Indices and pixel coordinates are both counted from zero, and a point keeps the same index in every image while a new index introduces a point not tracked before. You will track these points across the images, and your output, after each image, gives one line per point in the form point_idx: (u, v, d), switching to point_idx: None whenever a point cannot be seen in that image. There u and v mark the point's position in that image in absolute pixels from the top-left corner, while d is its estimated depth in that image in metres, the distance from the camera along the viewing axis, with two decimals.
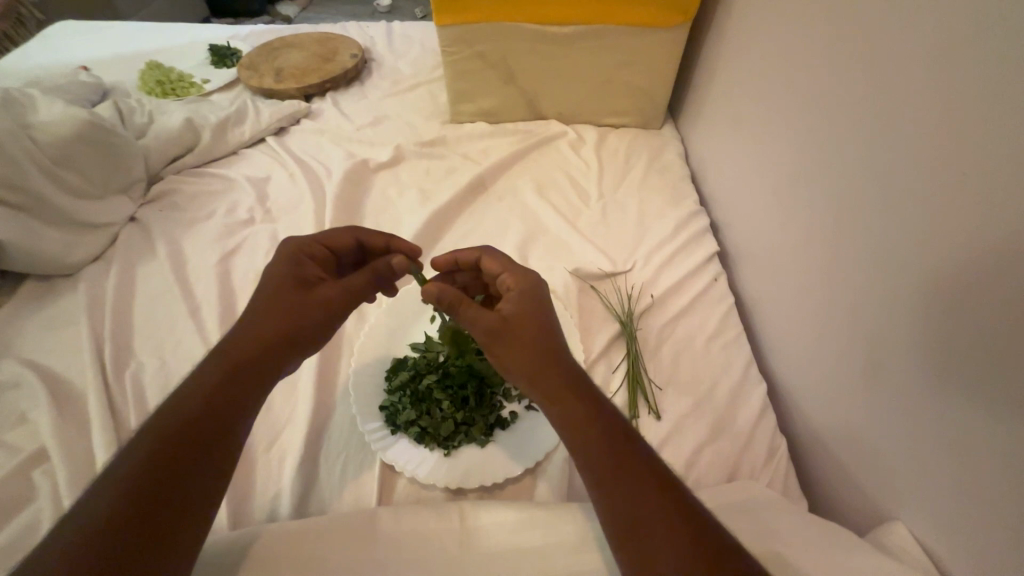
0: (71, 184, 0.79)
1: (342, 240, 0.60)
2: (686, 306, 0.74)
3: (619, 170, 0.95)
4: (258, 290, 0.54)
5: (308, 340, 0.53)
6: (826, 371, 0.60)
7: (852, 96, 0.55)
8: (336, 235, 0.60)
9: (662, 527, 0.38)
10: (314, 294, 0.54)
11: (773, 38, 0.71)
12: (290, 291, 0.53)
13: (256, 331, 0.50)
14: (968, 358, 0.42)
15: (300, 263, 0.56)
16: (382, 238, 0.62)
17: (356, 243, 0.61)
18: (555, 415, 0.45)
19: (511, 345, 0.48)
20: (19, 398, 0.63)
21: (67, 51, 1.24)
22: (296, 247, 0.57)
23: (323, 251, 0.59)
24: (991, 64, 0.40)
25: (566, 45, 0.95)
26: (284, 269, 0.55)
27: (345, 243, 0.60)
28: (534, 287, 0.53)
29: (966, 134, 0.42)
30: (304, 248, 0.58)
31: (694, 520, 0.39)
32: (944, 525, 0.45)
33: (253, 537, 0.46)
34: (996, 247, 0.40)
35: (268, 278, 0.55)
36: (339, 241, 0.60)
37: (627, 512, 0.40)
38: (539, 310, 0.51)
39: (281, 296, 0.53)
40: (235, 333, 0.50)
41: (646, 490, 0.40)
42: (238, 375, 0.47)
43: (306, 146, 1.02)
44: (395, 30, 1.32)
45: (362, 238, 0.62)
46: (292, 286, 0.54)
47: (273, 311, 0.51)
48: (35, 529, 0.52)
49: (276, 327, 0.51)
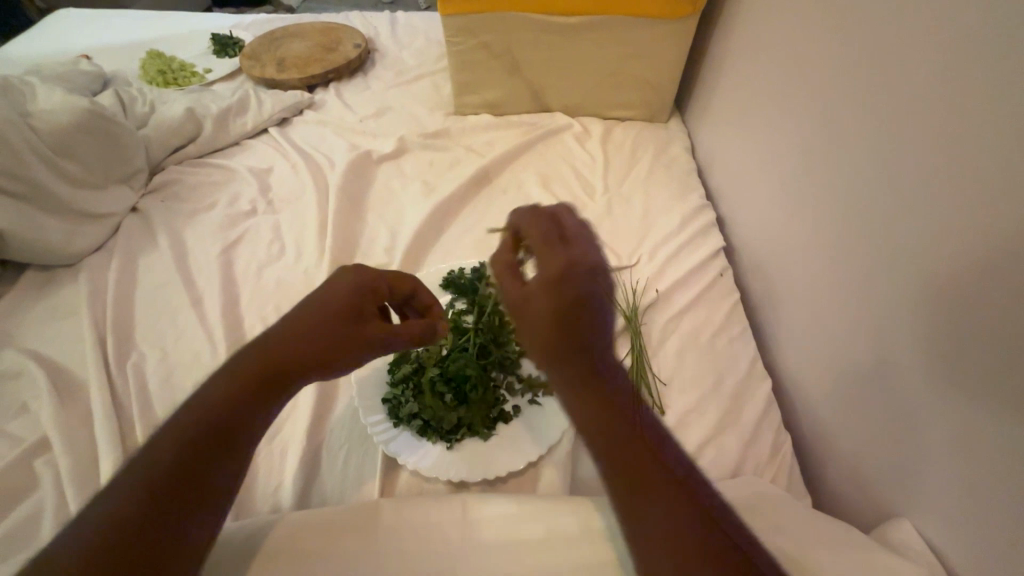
0: (71, 174, 0.78)
1: (406, 285, 0.57)
2: (691, 301, 0.73)
3: (624, 164, 0.94)
4: (314, 311, 0.50)
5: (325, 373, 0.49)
6: (832, 368, 0.59)
7: (860, 89, 0.55)
8: (405, 278, 0.57)
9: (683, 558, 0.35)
10: (360, 333, 0.51)
11: (780, 30, 0.70)
12: (341, 324, 0.50)
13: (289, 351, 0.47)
14: (974, 357, 0.42)
15: (364, 294, 0.53)
16: (433, 299, 0.59)
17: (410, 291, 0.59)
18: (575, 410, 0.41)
19: (525, 333, 0.44)
20: (19, 388, 0.63)
21: (68, 40, 1.23)
22: (370, 280, 0.54)
23: (387, 291, 0.55)
24: (1002, 52, 0.39)
25: (569, 36, 0.94)
26: (346, 297, 0.52)
27: (408, 289, 0.57)
28: (567, 268, 0.43)
29: (975, 125, 0.41)
30: (375, 284, 0.54)
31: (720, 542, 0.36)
32: (950, 525, 0.45)
33: (254, 530, 0.46)
34: (1003, 241, 0.39)
35: (327, 302, 0.51)
36: (401, 286, 0.58)
37: (648, 536, 0.36)
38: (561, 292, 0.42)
39: (331, 326, 0.50)
40: (272, 348, 0.47)
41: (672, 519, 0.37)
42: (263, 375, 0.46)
43: (309, 137, 1.01)
44: (399, 20, 1.31)
45: (421, 291, 0.58)
46: (345, 319, 0.50)
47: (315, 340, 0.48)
48: (36, 519, 0.52)
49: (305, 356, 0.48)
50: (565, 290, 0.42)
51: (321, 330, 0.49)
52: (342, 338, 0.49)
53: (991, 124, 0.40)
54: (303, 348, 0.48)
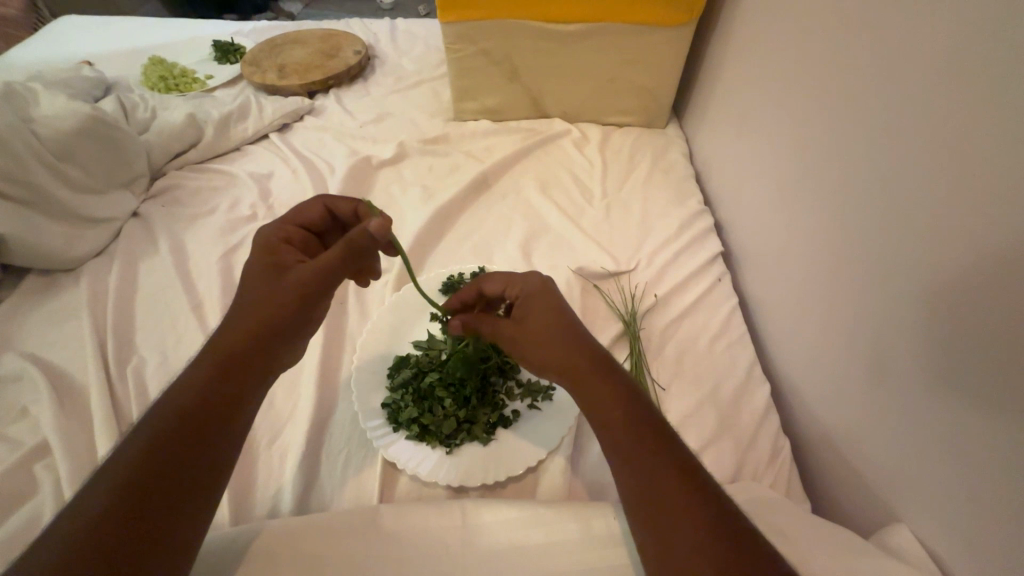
0: (73, 179, 0.79)
1: (312, 211, 0.58)
2: (690, 305, 0.74)
3: (623, 170, 0.95)
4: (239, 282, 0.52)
5: (294, 326, 0.50)
6: (830, 372, 0.60)
7: (857, 96, 0.55)
8: (304, 206, 0.58)
9: (698, 522, 0.38)
10: (286, 278, 0.50)
11: (778, 37, 0.71)
12: (266, 280, 0.51)
13: (243, 321, 0.48)
14: (970, 358, 0.42)
15: (273, 247, 0.53)
16: (351, 204, 0.58)
17: (327, 212, 0.58)
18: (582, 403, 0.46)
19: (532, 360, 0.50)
20: (19, 392, 0.63)
21: (70, 45, 1.24)
22: (269, 232, 0.55)
23: (295, 227, 0.56)
24: (998, 61, 0.40)
25: (569, 43, 0.95)
26: (256, 260, 0.52)
27: (316, 212, 0.58)
28: (541, 286, 0.53)
29: (972, 132, 0.42)
30: (276, 231, 0.55)
31: (731, 519, 0.38)
32: (946, 526, 0.45)
33: (254, 533, 0.46)
34: (1001, 246, 0.40)
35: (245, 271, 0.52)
36: (312, 215, 0.57)
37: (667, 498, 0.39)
38: (540, 311, 0.51)
39: (257, 286, 0.50)
40: (227, 329, 0.48)
41: (688, 490, 0.39)
42: (239, 365, 0.46)
43: (310, 143, 1.01)
44: (399, 27, 1.32)
45: (332, 205, 0.58)
46: (267, 275, 0.51)
47: (250, 305, 0.49)
48: (35, 523, 0.52)
49: (255, 324, 0.48)
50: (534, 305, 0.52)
51: (251, 294, 0.50)
52: (270, 285, 0.50)
53: (987, 131, 0.41)
54: (248, 308, 0.49)
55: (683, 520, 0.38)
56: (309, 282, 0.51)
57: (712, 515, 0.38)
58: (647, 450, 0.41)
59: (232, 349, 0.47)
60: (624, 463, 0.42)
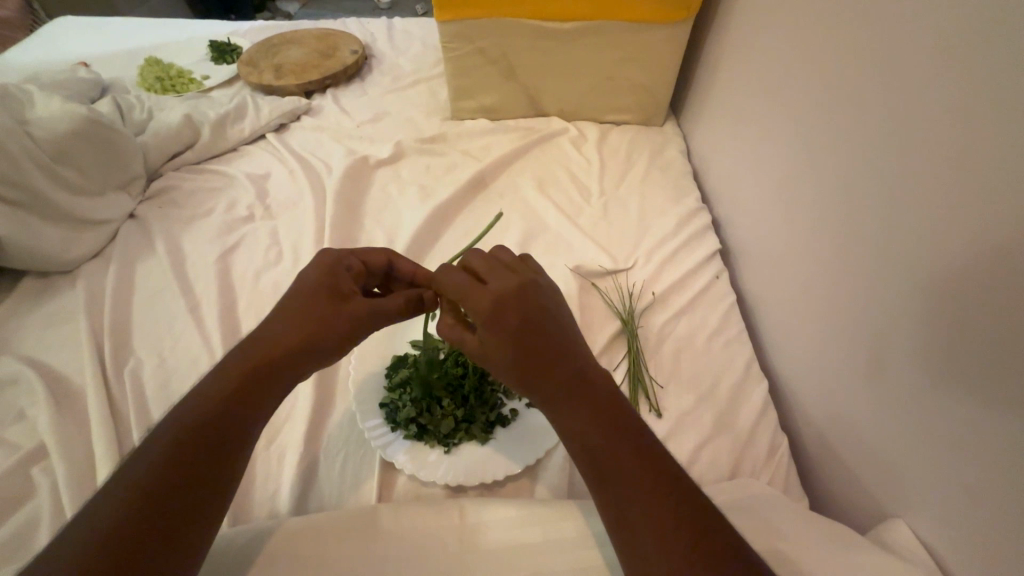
0: (70, 181, 0.79)
1: (377, 257, 0.59)
2: (688, 303, 0.74)
3: (620, 168, 0.95)
4: (295, 296, 0.51)
5: (328, 350, 0.50)
6: (828, 369, 0.59)
7: (852, 94, 0.55)
8: (373, 252, 0.59)
9: (683, 538, 0.37)
10: (346, 308, 0.51)
11: (774, 34, 0.71)
12: (323, 302, 0.51)
13: (285, 334, 0.48)
14: (969, 356, 0.42)
15: (339, 274, 0.53)
16: (414, 266, 0.61)
17: (388, 262, 0.60)
18: (562, 421, 0.43)
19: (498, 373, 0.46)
20: (17, 396, 0.63)
21: (65, 47, 1.24)
22: (338, 257, 0.55)
23: (359, 265, 0.57)
24: (996, 56, 0.39)
25: (566, 41, 0.94)
26: (319, 278, 0.52)
27: (380, 261, 0.59)
28: (502, 299, 0.46)
29: (970, 127, 0.42)
30: (345, 259, 0.55)
31: (722, 531, 0.38)
32: (948, 526, 0.45)
33: (252, 536, 0.46)
34: (998, 244, 0.39)
35: (303, 288, 0.52)
36: (377, 259, 0.59)
37: (651, 516, 0.38)
38: (515, 335, 0.44)
39: (316, 305, 0.50)
40: (270, 334, 0.48)
41: (674, 504, 0.39)
42: (260, 375, 0.46)
43: (307, 143, 1.01)
44: (396, 25, 1.32)
45: (395, 259, 0.60)
46: (325, 296, 0.51)
47: (304, 318, 0.49)
48: (33, 527, 0.52)
49: (298, 334, 0.48)
50: (506, 320, 0.45)
51: (307, 310, 0.50)
52: (327, 308, 0.50)
53: (985, 130, 0.40)
54: (296, 320, 0.49)
55: (665, 541, 0.37)
56: (366, 319, 0.52)
57: (697, 529, 0.37)
58: (631, 471, 0.40)
59: (259, 360, 0.47)
60: (612, 483, 0.40)
